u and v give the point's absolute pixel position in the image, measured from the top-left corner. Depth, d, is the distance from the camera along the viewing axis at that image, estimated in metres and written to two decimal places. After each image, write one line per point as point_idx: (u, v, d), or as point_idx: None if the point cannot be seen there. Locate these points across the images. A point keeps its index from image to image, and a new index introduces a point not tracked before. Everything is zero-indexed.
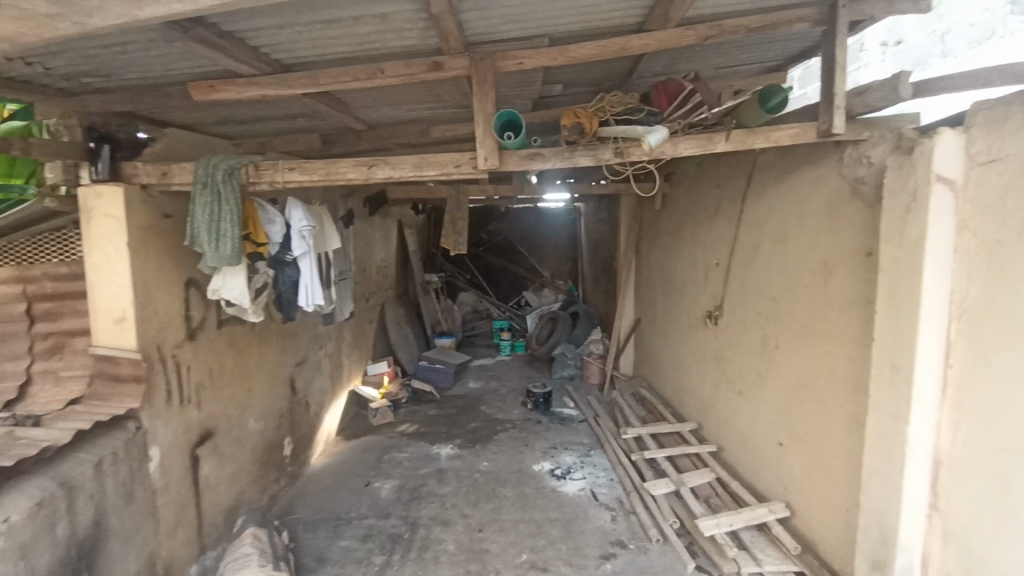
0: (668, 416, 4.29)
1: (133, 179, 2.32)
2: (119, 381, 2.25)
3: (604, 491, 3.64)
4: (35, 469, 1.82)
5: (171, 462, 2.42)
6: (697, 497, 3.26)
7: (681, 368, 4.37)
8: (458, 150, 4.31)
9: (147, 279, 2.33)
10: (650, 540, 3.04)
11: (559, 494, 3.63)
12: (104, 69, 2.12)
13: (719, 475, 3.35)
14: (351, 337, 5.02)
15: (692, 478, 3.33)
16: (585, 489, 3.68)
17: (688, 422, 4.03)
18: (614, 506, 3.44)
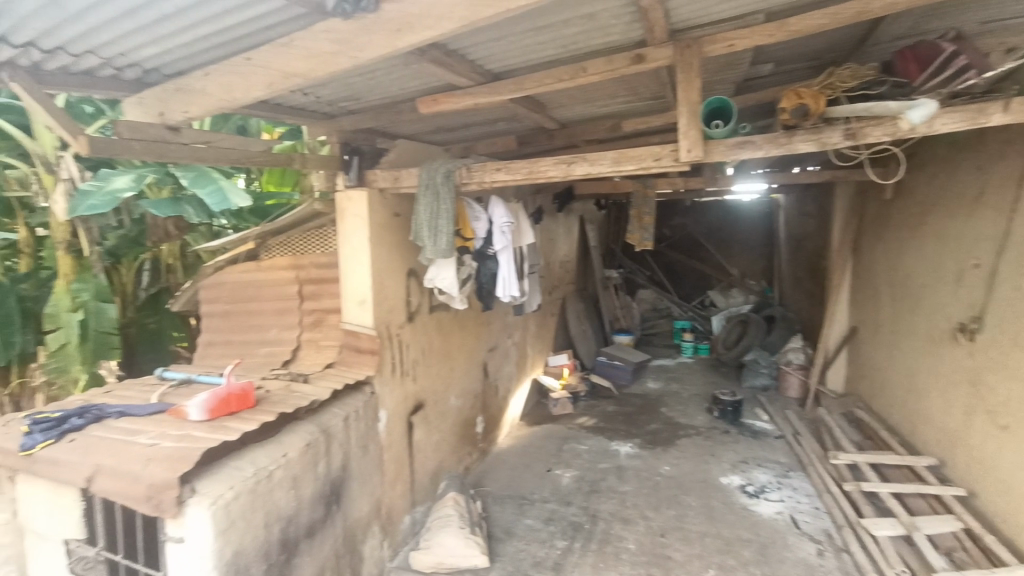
0: (895, 446, 3.60)
1: (373, 184, 2.76)
2: (360, 353, 2.71)
3: (807, 519, 3.23)
4: (308, 414, 2.27)
5: (393, 424, 2.84)
6: (934, 548, 2.69)
7: (915, 389, 3.63)
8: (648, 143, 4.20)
9: (381, 268, 2.75)
10: None
11: (752, 513, 3.32)
12: (357, 93, 2.55)
13: (969, 527, 2.72)
14: (535, 328, 5.27)
15: (927, 524, 2.77)
16: (784, 513, 3.31)
17: (924, 457, 3.34)
18: (820, 538, 3.03)
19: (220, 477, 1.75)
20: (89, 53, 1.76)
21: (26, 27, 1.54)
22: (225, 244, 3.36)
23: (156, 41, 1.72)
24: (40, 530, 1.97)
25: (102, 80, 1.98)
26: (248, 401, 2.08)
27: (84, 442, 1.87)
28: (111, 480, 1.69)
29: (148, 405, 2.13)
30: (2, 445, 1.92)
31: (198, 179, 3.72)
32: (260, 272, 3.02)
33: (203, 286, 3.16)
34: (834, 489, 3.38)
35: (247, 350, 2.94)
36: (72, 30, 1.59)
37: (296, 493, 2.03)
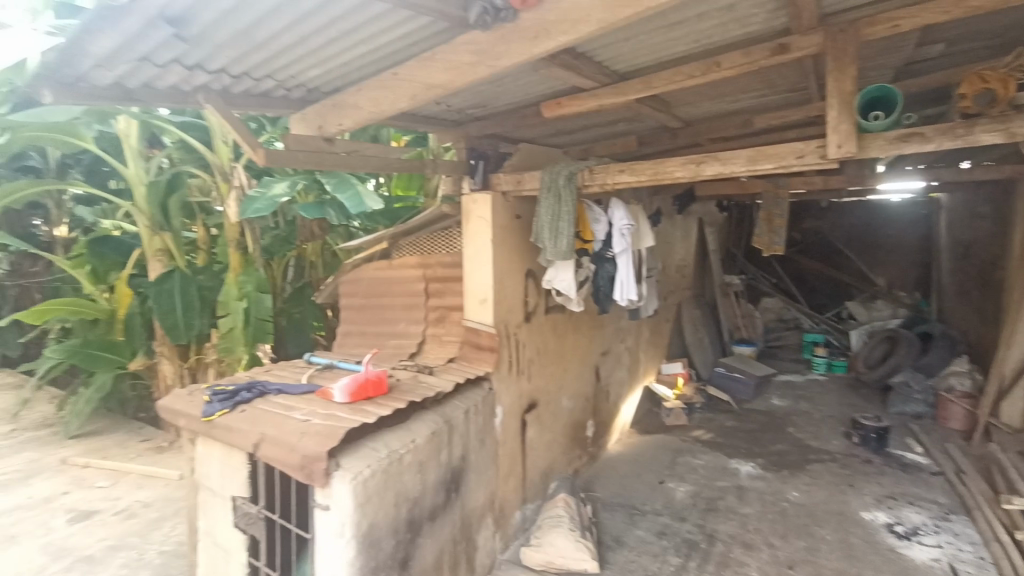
0: None
1: (497, 187, 2.86)
2: (480, 349, 2.82)
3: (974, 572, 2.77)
4: (434, 404, 2.41)
5: (509, 421, 2.92)
6: None
7: None
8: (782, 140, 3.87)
9: (502, 269, 2.84)
10: None
11: (901, 556, 2.92)
12: (485, 100, 2.66)
13: None
14: (649, 334, 5.09)
15: None
16: (942, 561, 2.87)
17: None
18: None
19: (360, 455, 1.92)
20: (267, 76, 2.02)
21: (223, 58, 1.81)
22: (361, 244, 3.68)
23: (320, 62, 1.94)
24: (214, 486, 2.29)
25: (275, 100, 2.26)
26: (382, 388, 2.26)
27: (251, 413, 2.15)
28: (271, 449, 1.92)
29: (300, 385, 2.40)
30: (190, 410, 2.27)
31: (340, 185, 4.10)
32: (391, 270, 3.26)
33: (343, 281, 3.49)
34: (1010, 541, 2.87)
35: (379, 341, 3.20)
36: (256, 58, 1.84)
37: (422, 477, 2.17)
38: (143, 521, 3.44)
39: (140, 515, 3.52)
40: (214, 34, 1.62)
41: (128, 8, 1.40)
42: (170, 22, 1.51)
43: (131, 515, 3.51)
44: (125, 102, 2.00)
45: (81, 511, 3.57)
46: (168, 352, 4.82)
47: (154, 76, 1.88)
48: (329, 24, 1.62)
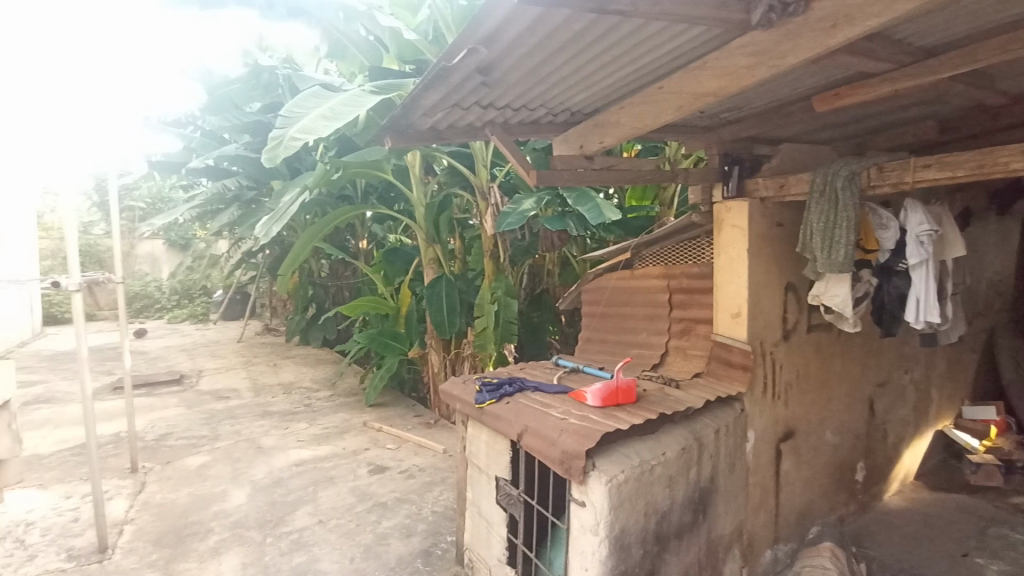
0: None
1: (754, 193, 2.65)
2: (730, 366, 2.65)
3: None
4: (682, 419, 2.34)
5: (761, 448, 2.67)
6: None
7: None
8: None
9: (758, 281, 2.62)
10: None
11: None
12: (745, 101, 2.49)
13: None
14: (945, 366, 4.06)
15: None
16: None
17: None
18: None
19: (614, 460, 1.98)
20: (540, 105, 2.28)
21: (510, 95, 2.10)
22: (602, 254, 3.77)
23: (587, 86, 2.09)
24: (481, 465, 2.63)
25: (542, 125, 2.53)
26: (631, 396, 2.31)
27: (514, 405, 2.41)
28: (533, 440, 2.11)
29: (553, 385, 2.60)
30: (465, 396, 2.66)
31: (580, 199, 4.29)
32: (635, 280, 3.29)
33: (585, 289, 3.64)
34: None
35: (619, 349, 3.26)
36: (535, 91, 2.08)
37: (670, 491, 2.13)
38: (418, 483, 4.16)
39: (416, 477, 4.27)
40: (510, 75, 1.89)
41: (455, 66, 1.74)
42: (481, 72, 1.83)
43: (410, 477, 4.28)
44: (434, 140, 2.47)
45: (376, 465, 4.50)
46: (436, 345, 5.75)
47: (457, 118, 2.28)
48: (605, 51, 1.74)
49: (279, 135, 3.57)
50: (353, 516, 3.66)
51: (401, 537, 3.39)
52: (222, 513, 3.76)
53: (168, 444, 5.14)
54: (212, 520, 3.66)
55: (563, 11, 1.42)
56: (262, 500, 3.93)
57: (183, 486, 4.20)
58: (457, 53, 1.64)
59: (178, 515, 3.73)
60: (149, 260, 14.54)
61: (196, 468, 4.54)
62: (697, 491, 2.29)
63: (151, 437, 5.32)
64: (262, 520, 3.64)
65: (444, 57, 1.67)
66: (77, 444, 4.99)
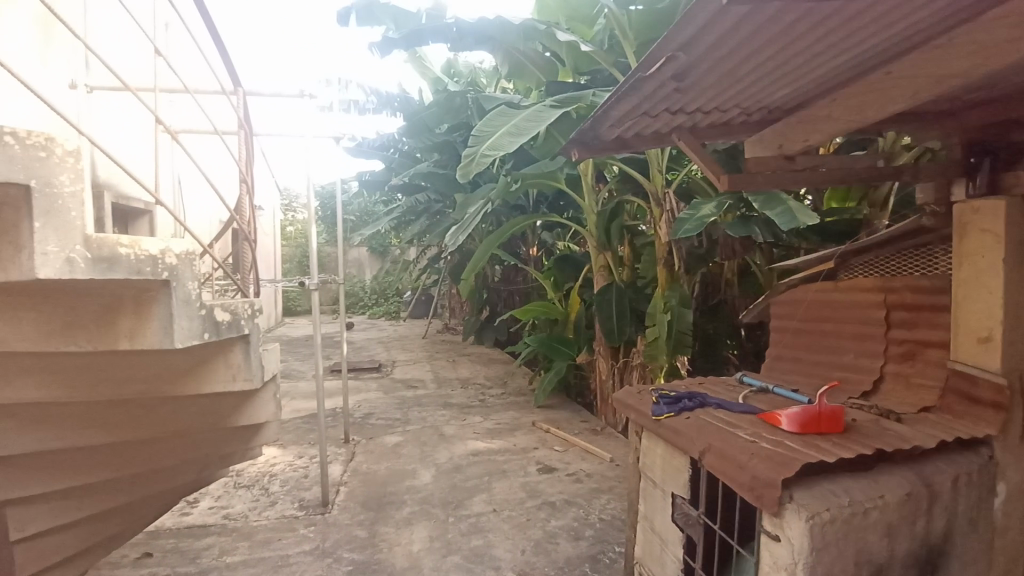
0: None
1: (1015, 190, 2.14)
2: (975, 402, 2.18)
3: None
4: (905, 459, 1.98)
5: (1018, 507, 2.14)
6: None
7: None
8: None
9: (1021, 300, 2.10)
10: None
11: None
12: (1002, 79, 2.02)
13: None
14: None
15: None
16: None
17: None
18: None
19: (818, 494, 1.76)
20: (735, 106, 2.16)
21: (704, 99, 2.03)
22: (796, 264, 3.42)
23: (792, 80, 1.92)
24: (657, 479, 2.56)
25: (733, 126, 2.40)
26: (837, 425, 2.04)
27: (696, 422, 2.30)
28: (717, 460, 1.98)
29: (739, 404, 2.42)
30: (640, 407, 2.61)
31: (769, 203, 3.92)
32: (840, 293, 2.89)
33: (776, 302, 3.30)
34: None
35: (817, 371, 2.89)
36: (731, 91, 1.99)
37: (888, 541, 1.83)
38: (585, 488, 4.20)
39: (584, 482, 4.31)
40: (705, 79, 1.84)
41: (650, 76, 1.76)
42: (675, 79, 1.81)
43: (577, 481, 4.34)
44: (620, 149, 2.51)
45: (545, 465, 4.66)
46: (604, 352, 5.74)
47: (645, 126, 2.29)
48: (820, 41, 1.59)
49: (472, 153, 3.95)
50: (524, 510, 3.84)
51: (570, 539, 3.46)
52: (413, 488, 4.25)
53: (370, 422, 5.99)
54: (404, 493, 4.16)
55: (777, 3, 1.34)
56: (444, 483, 4.35)
57: (383, 460, 4.86)
58: (655, 62, 1.66)
59: (380, 484, 4.33)
60: (357, 264, 17.10)
61: (392, 446, 5.21)
62: (924, 547, 1.93)
63: (358, 415, 6.26)
64: (445, 500, 4.03)
65: (640, 67, 1.70)
66: (306, 414, 6.10)
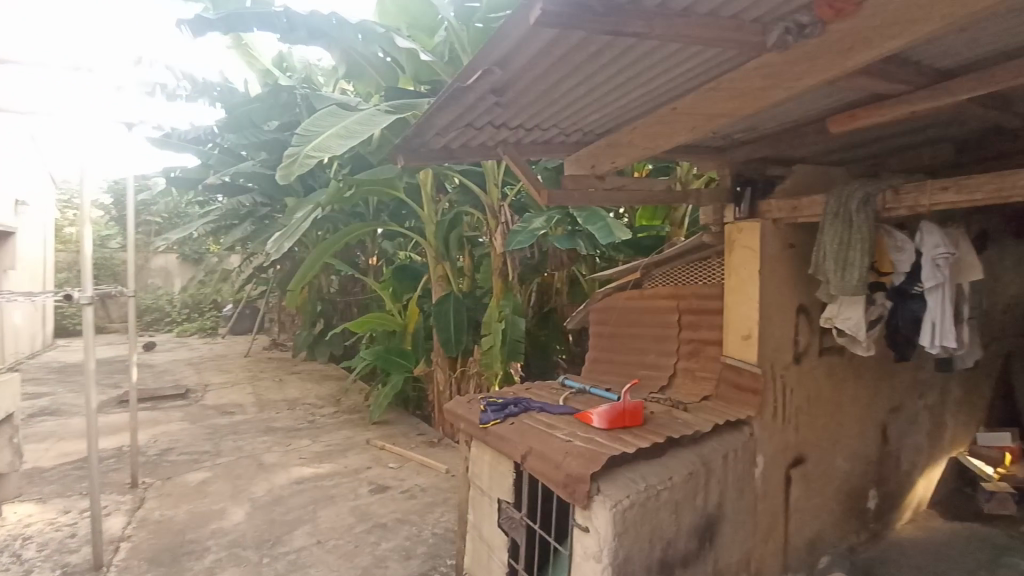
0: None
1: (766, 215, 2.61)
2: (740, 390, 2.60)
3: None
4: (689, 443, 2.29)
5: (769, 474, 2.60)
6: None
7: None
8: None
9: (771, 304, 2.57)
10: None
11: None
12: (757, 123, 2.43)
13: None
14: (959, 394, 3.79)
15: None
16: None
17: None
18: None
19: (620, 483, 1.93)
20: (553, 125, 2.29)
21: (523, 115, 2.11)
22: (610, 274, 3.77)
23: (599, 106, 2.08)
24: (483, 486, 2.58)
25: (553, 145, 2.55)
26: (638, 418, 2.27)
27: (519, 427, 2.36)
28: (537, 462, 2.07)
29: (560, 406, 2.55)
30: (470, 416, 2.61)
31: (590, 218, 4.28)
32: (644, 300, 3.26)
33: (594, 309, 3.59)
34: None
35: (627, 370, 3.20)
36: (547, 111, 2.10)
37: (677, 518, 2.07)
38: (419, 503, 4.08)
39: (418, 497, 4.19)
40: (522, 97, 1.91)
41: (469, 88, 1.77)
42: (495, 93, 1.85)
43: (411, 497, 4.21)
44: (447, 159, 2.51)
45: (378, 485, 4.43)
46: (442, 362, 5.70)
47: (470, 138, 2.31)
48: (620, 71, 1.74)
49: (295, 153, 3.61)
50: (351, 537, 3.59)
51: (400, 560, 3.32)
52: (219, 532, 3.70)
53: (170, 459, 5.10)
54: (209, 539, 3.61)
55: (578, 33, 1.43)
56: (260, 519, 3.88)
57: (182, 503, 4.16)
58: (472, 74, 1.67)
59: (177, 531, 3.69)
60: (162, 273, 14.52)
61: (197, 485, 4.50)
62: (703, 519, 2.23)
63: (153, 451, 5.29)
64: (259, 539, 3.59)
65: (459, 78, 1.70)
66: (80, 457, 4.98)
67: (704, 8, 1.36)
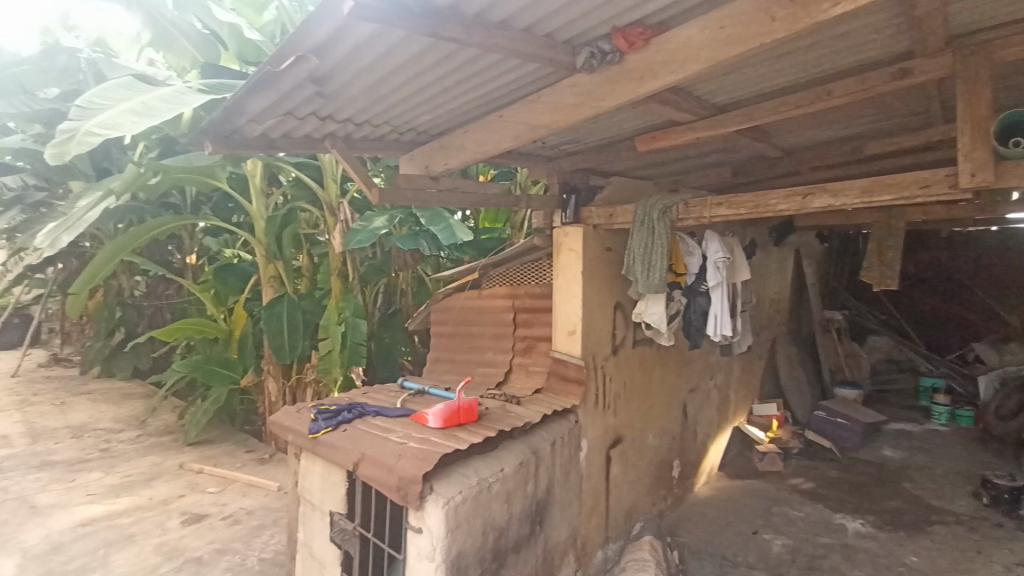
0: None
1: (588, 221, 2.87)
2: (567, 381, 2.82)
3: None
4: (521, 434, 2.42)
5: (592, 456, 2.87)
6: None
7: None
8: (918, 168, 3.25)
9: (592, 302, 2.84)
10: None
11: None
12: (578, 136, 2.66)
13: None
14: (740, 372, 4.59)
15: None
16: None
17: None
18: None
19: (453, 481, 1.96)
20: (385, 123, 2.25)
21: (350, 109, 2.04)
22: (451, 275, 3.82)
23: (431, 107, 2.09)
24: (314, 500, 2.42)
25: (387, 142, 2.50)
26: (473, 415, 2.32)
27: (352, 433, 2.27)
28: (370, 468, 2.01)
29: (396, 409, 2.51)
30: (298, 426, 2.44)
31: (433, 218, 4.27)
32: (482, 300, 3.35)
33: (435, 309, 3.61)
34: None
35: (467, 369, 3.28)
36: (377, 107, 2.05)
37: (508, 508, 2.17)
38: (244, 529, 3.69)
39: (243, 522, 3.79)
40: (347, 89, 1.84)
41: (284, 72, 1.65)
42: (314, 82, 1.75)
43: (235, 522, 3.78)
44: (268, 150, 2.31)
45: (194, 514, 3.91)
46: (274, 371, 5.22)
47: (292, 127, 2.16)
48: (448, 74, 1.76)
49: (72, 128, 2.95)
50: None
51: None
52: None
53: None
54: None
55: (398, 31, 1.43)
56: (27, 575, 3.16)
57: None
58: (286, 59, 1.57)
59: None
60: None
61: None
62: (532, 503, 2.36)
63: None
64: None
65: (271, 62, 1.58)
66: None
67: (521, 24, 1.47)
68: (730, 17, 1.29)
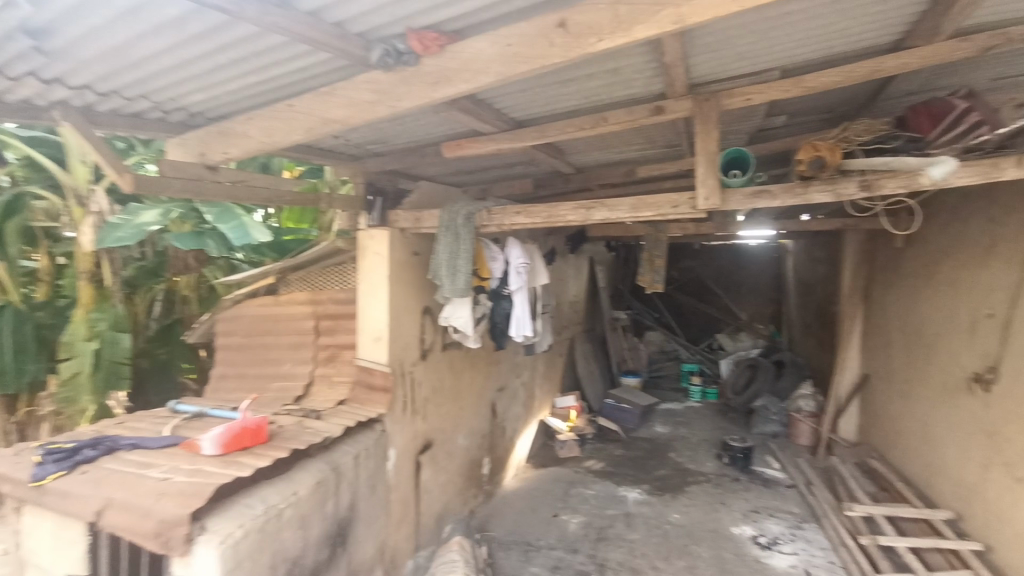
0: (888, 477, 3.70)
1: (395, 224, 2.79)
2: (372, 390, 2.71)
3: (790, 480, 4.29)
4: (318, 451, 2.23)
5: (401, 464, 2.80)
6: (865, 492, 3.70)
7: (905, 438, 3.71)
8: (674, 190, 3.90)
9: (399, 307, 2.77)
10: (808, 519, 3.70)
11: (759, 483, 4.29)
12: (383, 136, 2.58)
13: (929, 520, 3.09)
14: (543, 369, 4.98)
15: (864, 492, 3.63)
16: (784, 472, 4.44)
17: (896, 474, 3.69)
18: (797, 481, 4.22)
19: (230, 515, 1.72)
20: (142, 97, 1.88)
21: (86, 73, 1.66)
22: (243, 279, 3.40)
23: (203, 85, 1.81)
24: (40, 566, 1.91)
25: (147, 121, 2.09)
26: (261, 436, 2.07)
27: (96, 475, 1.84)
28: (119, 516, 1.65)
29: (162, 438, 2.12)
30: (15, 474, 1.90)
31: (222, 215, 3.74)
32: (278, 306, 3.04)
33: (221, 318, 3.17)
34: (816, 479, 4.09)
35: (260, 384, 2.94)
36: (128, 76, 1.70)
37: (303, 534, 1.98)
38: None
39: None
40: (79, 47, 1.49)
41: None
42: (26, 31, 1.38)
43: None
44: None
45: None
46: None
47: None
48: (220, 49, 1.53)
49: None
50: None
51: None
52: None
53: None
54: None
55: None
56: None
57: None
58: None
59: None
60: None
61: None
62: (332, 524, 2.19)
63: None
64: None
65: None
66: None
67: (305, 6, 1.35)
68: (516, 37, 1.37)
